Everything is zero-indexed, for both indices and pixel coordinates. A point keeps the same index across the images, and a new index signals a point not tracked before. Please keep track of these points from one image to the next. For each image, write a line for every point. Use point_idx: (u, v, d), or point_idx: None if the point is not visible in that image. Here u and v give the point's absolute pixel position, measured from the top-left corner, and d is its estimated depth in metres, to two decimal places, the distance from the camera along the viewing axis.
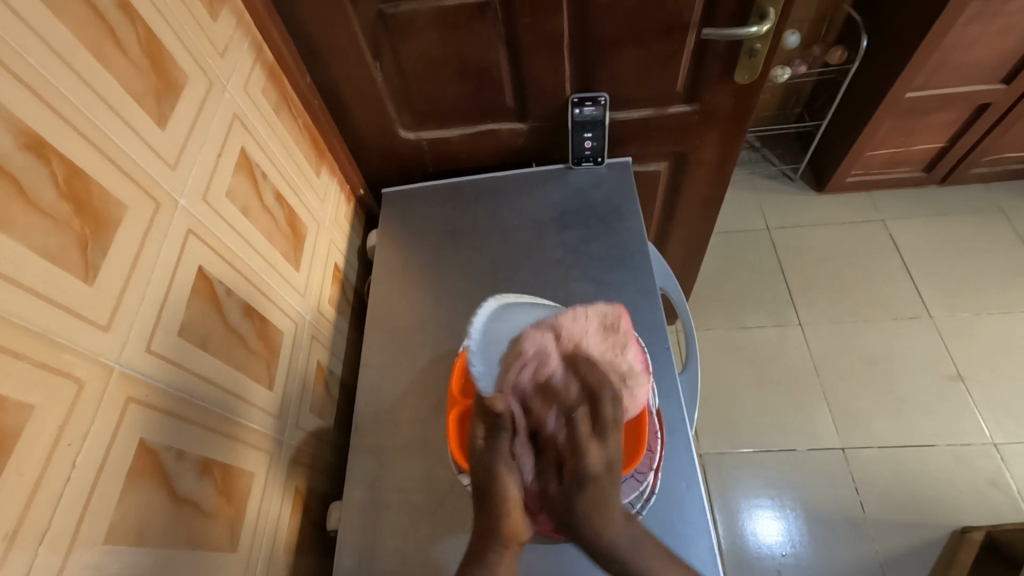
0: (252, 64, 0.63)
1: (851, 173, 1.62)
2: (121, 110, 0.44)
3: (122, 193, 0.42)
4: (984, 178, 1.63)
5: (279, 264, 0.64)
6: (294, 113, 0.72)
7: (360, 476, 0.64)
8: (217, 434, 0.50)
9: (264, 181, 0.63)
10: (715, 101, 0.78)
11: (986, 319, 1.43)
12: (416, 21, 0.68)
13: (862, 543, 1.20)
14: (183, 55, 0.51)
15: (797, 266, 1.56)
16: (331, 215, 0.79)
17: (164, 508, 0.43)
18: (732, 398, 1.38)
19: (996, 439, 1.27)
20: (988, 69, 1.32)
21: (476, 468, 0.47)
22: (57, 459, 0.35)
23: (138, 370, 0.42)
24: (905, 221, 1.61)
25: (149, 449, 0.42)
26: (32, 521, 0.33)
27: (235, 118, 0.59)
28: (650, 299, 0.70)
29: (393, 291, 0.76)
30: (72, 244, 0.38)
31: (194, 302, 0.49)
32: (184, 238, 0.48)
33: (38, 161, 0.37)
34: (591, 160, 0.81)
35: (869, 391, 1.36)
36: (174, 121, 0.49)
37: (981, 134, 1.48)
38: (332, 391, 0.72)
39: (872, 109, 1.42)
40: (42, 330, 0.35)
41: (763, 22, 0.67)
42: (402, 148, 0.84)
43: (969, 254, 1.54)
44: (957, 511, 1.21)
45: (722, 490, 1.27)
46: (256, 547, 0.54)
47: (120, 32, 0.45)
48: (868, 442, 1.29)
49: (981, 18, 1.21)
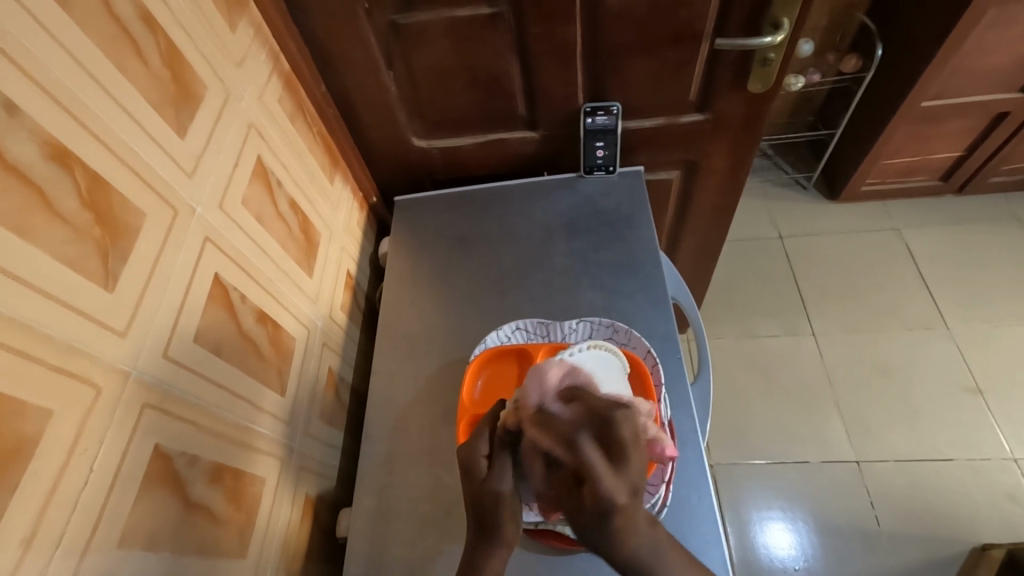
0: (269, 74, 0.64)
1: (865, 182, 1.60)
2: (141, 120, 0.44)
3: (141, 201, 0.43)
4: (1002, 187, 1.60)
5: (292, 272, 0.64)
6: (309, 122, 0.73)
7: (369, 483, 0.64)
8: (229, 440, 0.50)
9: (278, 189, 0.63)
10: (728, 109, 0.77)
11: (1006, 330, 1.40)
12: (430, 30, 0.69)
13: (877, 557, 1.17)
14: (202, 66, 0.52)
15: (810, 275, 1.55)
16: (344, 222, 0.80)
17: (176, 514, 0.44)
18: (744, 408, 1.36)
19: (1016, 454, 1.24)
20: (1006, 77, 1.31)
21: (476, 489, 0.47)
22: (74, 465, 0.36)
23: (153, 377, 0.42)
24: (920, 230, 1.59)
25: (163, 454, 0.42)
26: (49, 526, 0.34)
27: (252, 128, 0.59)
28: (661, 309, 0.69)
29: (405, 297, 0.76)
30: (92, 252, 0.39)
31: (209, 309, 0.49)
32: (200, 247, 0.49)
33: (61, 171, 0.37)
34: (602, 169, 0.81)
35: (884, 403, 1.33)
36: (192, 130, 0.50)
37: (999, 143, 1.46)
38: (343, 397, 0.72)
39: (887, 117, 1.41)
40: (61, 337, 0.36)
41: (776, 32, 0.67)
42: (414, 156, 0.85)
43: (988, 264, 1.51)
44: (976, 528, 1.18)
45: (733, 500, 1.26)
46: (265, 553, 0.54)
47: (142, 44, 0.46)
48: (884, 455, 1.27)
49: (999, 26, 1.20)
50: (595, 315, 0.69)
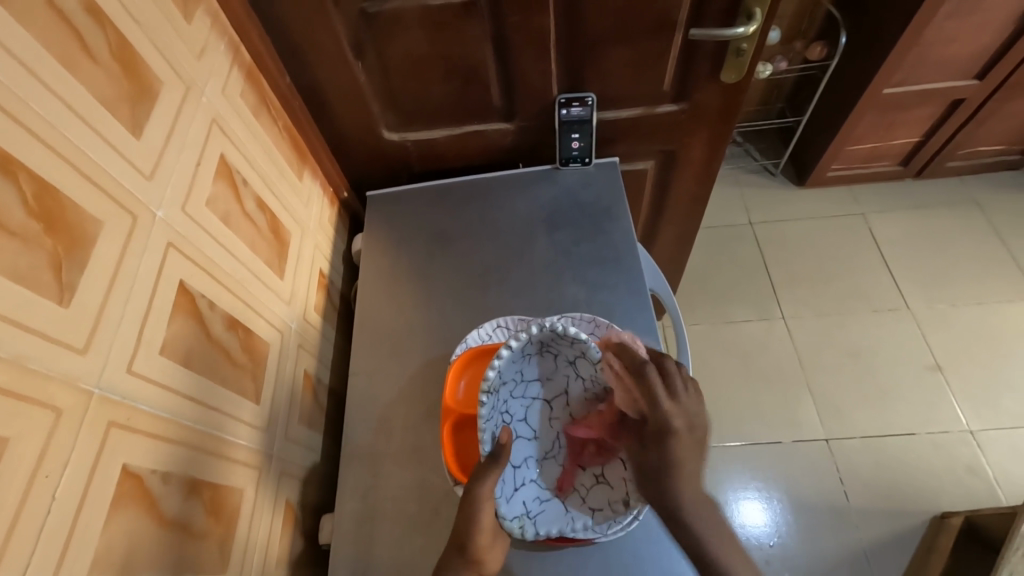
0: (230, 66, 0.61)
1: (831, 167, 1.64)
2: (92, 119, 0.41)
3: (96, 205, 0.40)
4: (958, 171, 1.67)
5: (263, 273, 0.62)
6: (275, 116, 0.70)
7: (353, 486, 0.62)
8: (204, 452, 0.48)
9: (245, 188, 0.61)
10: (702, 100, 0.78)
11: (962, 309, 1.47)
12: (401, 20, 0.66)
13: (845, 530, 1.22)
14: (158, 60, 0.49)
15: (781, 261, 1.58)
16: (315, 220, 0.78)
17: (152, 533, 0.42)
18: (720, 391, 1.40)
19: (973, 426, 1.31)
20: (964, 65, 1.35)
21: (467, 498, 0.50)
22: (37, 492, 0.34)
23: (118, 392, 0.40)
24: (883, 214, 1.64)
25: (134, 473, 0.41)
26: (13, 556, 0.32)
27: (214, 123, 0.56)
28: (641, 300, 0.69)
29: (381, 294, 0.75)
30: (44, 264, 0.36)
31: (176, 317, 0.47)
32: (164, 251, 0.46)
33: (4, 177, 0.34)
34: (578, 161, 0.81)
35: (851, 382, 1.38)
36: (150, 129, 0.47)
37: (956, 128, 1.51)
38: (321, 398, 0.70)
39: (852, 104, 1.44)
40: (15, 356, 0.33)
41: (750, 22, 0.67)
42: (386, 149, 0.82)
43: (945, 246, 1.57)
44: (937, 497, 1.24)
45: (710, 481, 1.29)
46: (247, 565, 0.52)
47: (89, 37, 0.42)
48: (852, 432, 1.32)
49: (957, 15, 1.24)
50: (576, 310, 0.69)
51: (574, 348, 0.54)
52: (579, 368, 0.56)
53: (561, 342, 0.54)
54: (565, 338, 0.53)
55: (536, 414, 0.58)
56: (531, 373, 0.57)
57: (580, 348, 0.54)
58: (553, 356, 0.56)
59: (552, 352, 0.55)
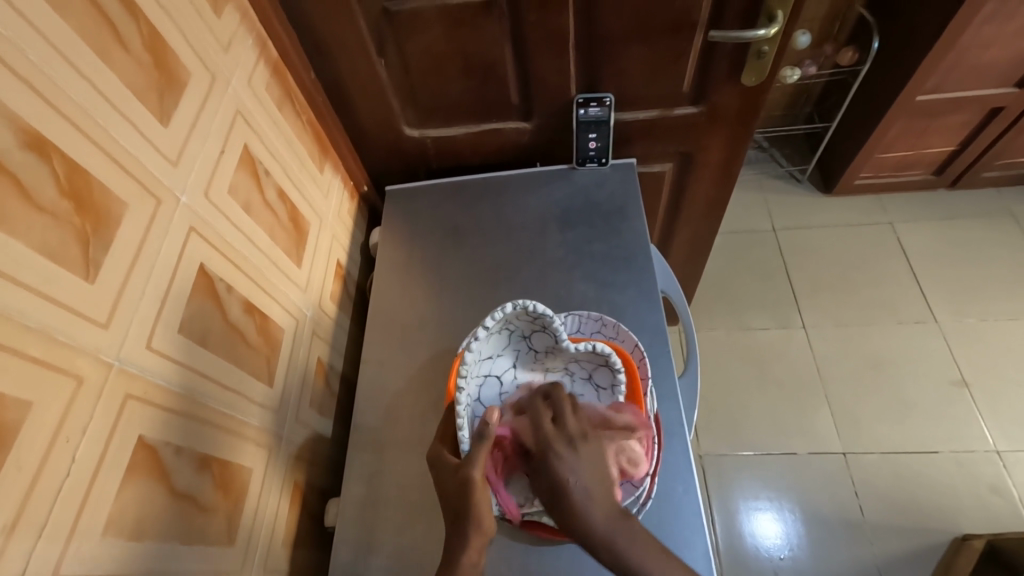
0: (256, 60, 0.63)
1: (860, 175, 1.60)
2: (121, 106, 0.44)
3: (122, 188, 0.43)
4: (995, 182, 1.61)
5: (281, 261, 0.64)
6: (298, 109, 0.72)
7: (359, 470, 0.64)
8: (216, 429, 0.50)
9: (266, 178, 0.63)
10: (722, 102, 0.77)
11: (993, 324, 1.42)
12: (420, 17, 0.67)
13: (860, 546, 1.19)
14: (186, 51, 0.51)
15: (804, 269, 1.55)
16: (334, 211, 0.80)
17: (163, 502, 0.44)
18: (735, 399, 1.38)
19: (1000, 446, 1.26)
20: (1002, 72, 1.30)
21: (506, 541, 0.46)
22: (56, 453, 0.36)
23: (137, 366, 0.42)
24: (913, 225, 1.59)
25: (148, 444, 0.43)
26: (32, 513, 0.34)
27: (238, 114, 0.59)
28: (650, 301, 0.69)
29: (396, 285, 0.76)
30: (73, 240, 0.39)
31: (195, 297, 0.49)
32: (186, 235, 0.48)
33: (38, 159, 0.37)
34: (595, 161, 0.81)
35: (872, 395, 1.35)
36: (176, 118, 0.49)
37: (993, 138, 1.46)
38: (333, 386, 0.72)
39: (883, 110, 1.40)
40: (40, 326, 0.35)
41: (771, 24, 0.65)
42: (406, 144, 0.84)
43: (979, 258, 1.52)
44: (958, 517, 1.20)
45: (722, 491, 1.27)
46: (254, 540, 0.54)
47: (123, 29, 0.45)
48: (870, 447, 1.29)
49: (995, 20, 1.20)
50: (585, 308, 0.69)
51: (534, 324, 0.56)
52: (532, 344, 0.58)
53: (523, 318, 0.55)
54: (529, 314, 0.55)
55: (486, 391, 0.58)
56: (490, 348, 0.57)
57: (539, 324, 0.56)
58: (511, 333, 0.57)
59: (509, 328, 0.56)
